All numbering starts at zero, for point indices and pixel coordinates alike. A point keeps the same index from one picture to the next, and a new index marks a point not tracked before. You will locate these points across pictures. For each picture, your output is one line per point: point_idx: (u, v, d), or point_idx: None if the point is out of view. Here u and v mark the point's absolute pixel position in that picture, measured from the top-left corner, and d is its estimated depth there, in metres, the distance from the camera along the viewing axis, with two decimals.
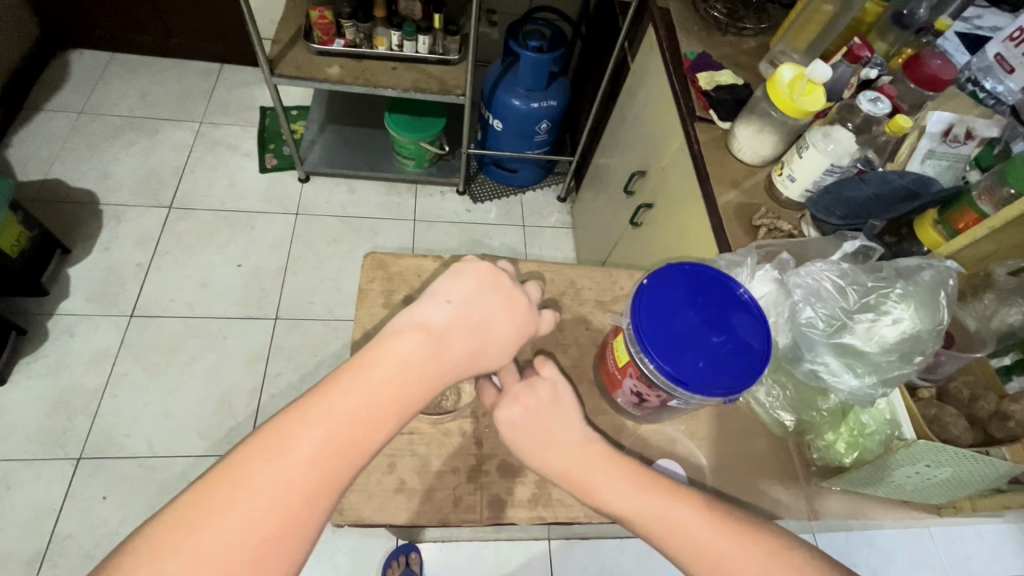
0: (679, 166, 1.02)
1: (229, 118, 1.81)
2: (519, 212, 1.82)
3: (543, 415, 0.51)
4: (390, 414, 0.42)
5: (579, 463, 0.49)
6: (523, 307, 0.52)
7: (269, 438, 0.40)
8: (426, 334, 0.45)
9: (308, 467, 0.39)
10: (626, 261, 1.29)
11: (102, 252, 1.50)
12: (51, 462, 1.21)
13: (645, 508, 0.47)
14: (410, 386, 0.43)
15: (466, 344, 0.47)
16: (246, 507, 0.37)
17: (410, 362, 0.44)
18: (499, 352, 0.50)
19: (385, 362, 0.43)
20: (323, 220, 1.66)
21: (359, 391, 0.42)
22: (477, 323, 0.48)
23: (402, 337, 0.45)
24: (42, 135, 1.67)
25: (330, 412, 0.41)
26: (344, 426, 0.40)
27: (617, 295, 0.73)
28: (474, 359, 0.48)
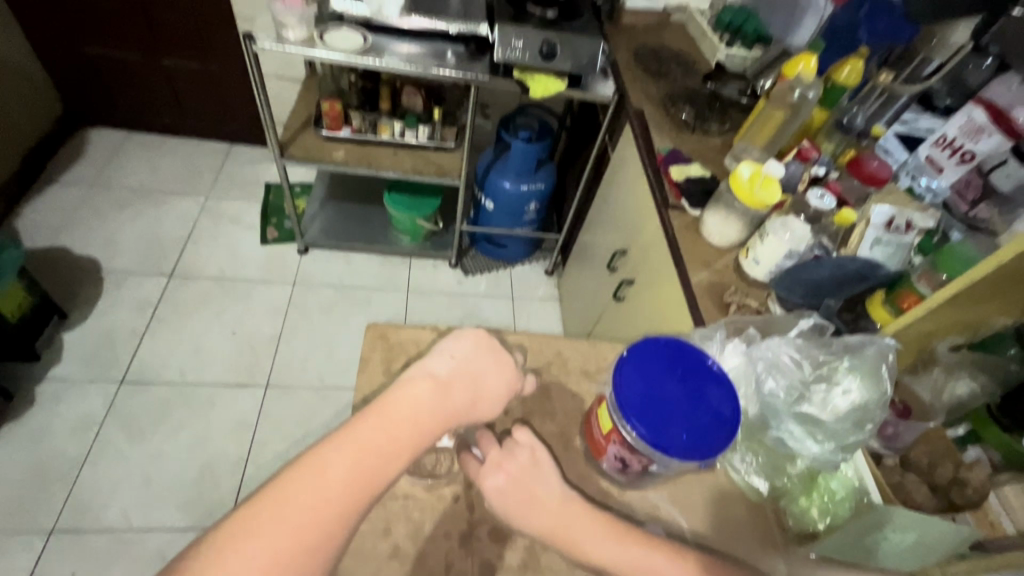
0: (656, 247, 1.12)
1: (235, 192, 1.92)
2: (508, 284, 1.90)
3: (523, 476, 0.56)
4: (406, 449, 0.46)
5: (561, 520, 0.54)
6: (511, 367, 0.57)
7: (298, 468, 0.43)
8: (435, 381, 0.51)
9: (335, 495, 0.42)
10: (610, 334, 1.36)
11: (99, 317, 1.52)
12: (19, 535, 1.16)
13: (625, 559, 0.52)
14: (421, 428, 0.48)
15: (468, 393, 0.52)
16: (271, 539, 0.39)
17: (423, 404, 0.48)
18: (494, 404, 0.54)
19: (401, 403, 0.48)
20: (319, 290, 1.72)
21: (379, 428, 0.46)
22: (476, 375, 0.54)
23: (414, 384, 0.50)
24: (52, 205, 1.74)
25: (353, 445, 0.44)
26: (366, 458, 0.44)
27: (600, 365, 0.78)
28: (475, 407, 0.52)
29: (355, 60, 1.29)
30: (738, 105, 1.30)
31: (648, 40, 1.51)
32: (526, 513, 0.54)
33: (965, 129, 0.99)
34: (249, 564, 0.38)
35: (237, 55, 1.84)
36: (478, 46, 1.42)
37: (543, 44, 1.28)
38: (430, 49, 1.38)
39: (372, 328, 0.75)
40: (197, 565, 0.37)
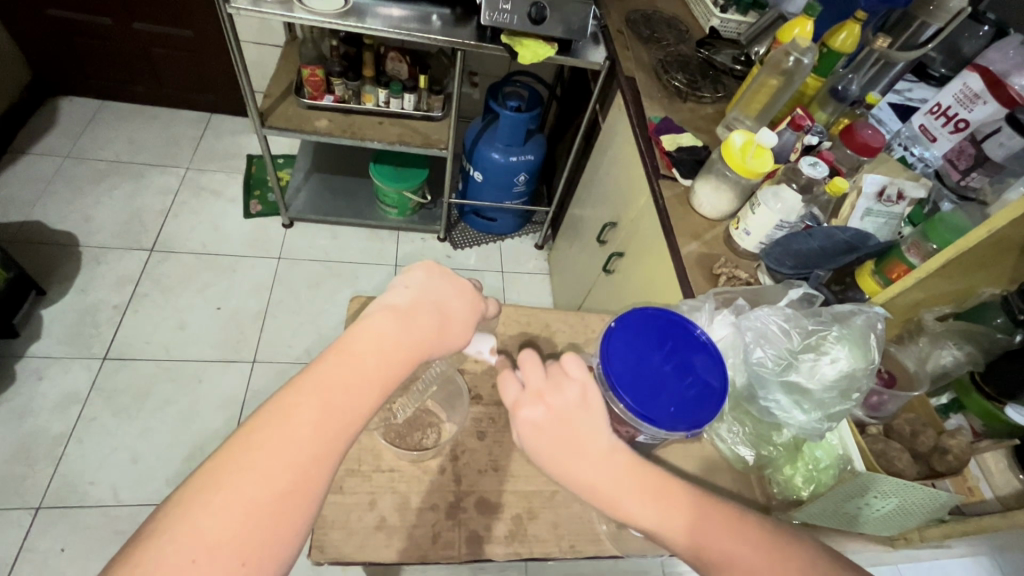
0: (646, 218, 1.10)
1: (216, 165, 1.86)
2: (498, 258, 1.89)
3: (566, 419, 0.51)
4: (378, 380, 0.45)
5: (602, 477, 0.49)
6: (472, 292, 0.56)
7: (264, 416, 0.41)
8: (395, 312, 0.49)
9: (307, 433, 0.41)
10: (600, 307, 1.35)
11: (78, 294, 1.49)
12: (7, 511, 1.16)
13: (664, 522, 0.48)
14: (391, 359, 0.46)
15: (433, 320, 0.50)
16: (246, 483, 0.38)
17: (388, 337, 0.47)
18: (463, 334, 0.53)
19: (363, 338, 0.46)
20: (305, 265, 1.69)
21: (344, 363, 0.44)
22: (438, 302, 0.52)
23: (375, 318, 0.48)
24: (24, 178, 1.68)
25: (319, 384, 0.43)
26: (334, 395, 0.43)
27: (588, 337, 0.78)
28: (443, 333, 0.51)
29: (338, 23, 1.23)
30: (731, 73, 1.27)
31: (640, 5, 1.46)
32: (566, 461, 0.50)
33: (960, 97, 0.98)
34: (223, 514, 0.37)
35: (213, 18, 1.76)
36: (465, 9, 1.37)
37: (531, 7, 1.21)
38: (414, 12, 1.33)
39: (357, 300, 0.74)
40: (169, 522, 0.36)
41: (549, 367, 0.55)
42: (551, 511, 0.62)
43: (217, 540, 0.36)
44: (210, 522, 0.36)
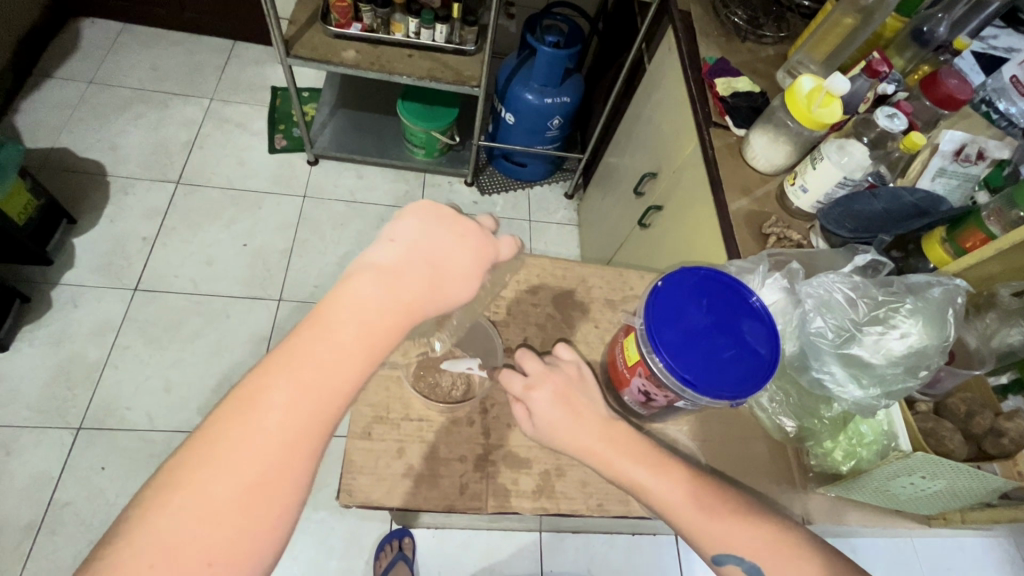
0: (691, 170, 1.03)
1: (241, 97, 1.80)
2: (526, 206, 1.83)
3: (570, 395, 0.55)
4: (358, 357, 0.41)
5: (604, 440, 0.53)
6: (477, 237, 0.49)
7: (235, 402, 0.39)
8: (379, 271, 0.44)
9: (277, 420, 0.39)
10: (634, 262, 1.31)
11: (108, 224, 1.49)
12: (51, 430, 1.22)
13: (663, 484, 0.52)
14: (373, 330, 0.42)
15: (422, 279, 0.45)
16: (216, 476, 0.37)
17: (367, 305, 0.42)
18: (468, 285, 0.48)
19: (340, 309, 0.42)
20: (331, 205, 1.66)
21: (319, 339, 0.41)
22: (429, 257, 0.46)
23: (356, 282, 0.43)
24: (51, 103, 1.65)
25: (290, 364, 0.40)
26: (308, 376, 0.40)
27: (626, 294, 0.74)
28: (439, 290, 0.46)
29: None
30: (798, 10, 1.15)
31: None
32: (557, 436, 0.54)
33: None
34: (187, 512, 0.36)
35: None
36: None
37: None
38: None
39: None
40: (133, 521, 0.36)
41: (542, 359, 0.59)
42: (579, 469, 0.61)
43: (187, 537, 0.35)
44: (177, 519, 0.36)
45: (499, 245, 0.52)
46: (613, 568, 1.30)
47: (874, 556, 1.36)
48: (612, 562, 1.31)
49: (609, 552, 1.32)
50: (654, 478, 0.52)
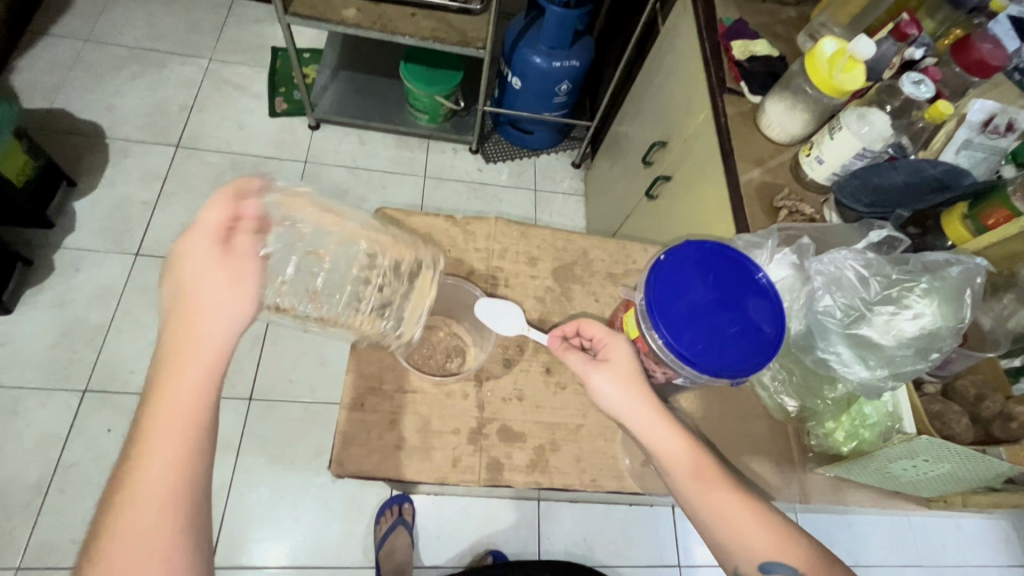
0: (702, 139, 0.99)
1: (240, 57, 1.75)
2: (532, 175, 1.79)
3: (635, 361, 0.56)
4: (189, 391, 0.44)
5: (641, 404, 0.54)
6: (227, 233, 0.48)
7: (116, 482, 0.42)
8: (171, 322, 0.45)
9: (150, 472, 0.42)
10: (641, 235, 1.28)
11: (108, 188, 1.47)
12: (57, 392, 1.23)
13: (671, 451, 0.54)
14: (191, 362, 0.44)
15: (203, 303, 0.46)
16: (117, 545, 0.40)
17: (178, 350, 0.45)
18: (251, 278, 0.47)
19: (159, 367, 0.44)
20: (332, 171, 1.63)
21: (153, 400, 0.44)
22: (202, 281, 0.46)
23: (162, 341, 0.45)
24: (46, 62, 1.61)
25: (145, 427, 0.43)
26: (159, 428, 0.43)
27: (628, 268, 0.72)
28: (220, 297, 0.46)
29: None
30: None
31: None
32: (634, 419, 0.54)
33: None
34: None
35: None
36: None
37: None
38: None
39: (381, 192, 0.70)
40: None
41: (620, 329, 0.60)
42: (574, 444, 0.60)
43: None
44: None
45: (244, 216, 0.49)
46: (610, 536, 1.32)
47: (869, 533, 1.36)
48: (608, 531, 1.32)
49: (606, 521, 1.34)
50: (666, 445, 0.54)
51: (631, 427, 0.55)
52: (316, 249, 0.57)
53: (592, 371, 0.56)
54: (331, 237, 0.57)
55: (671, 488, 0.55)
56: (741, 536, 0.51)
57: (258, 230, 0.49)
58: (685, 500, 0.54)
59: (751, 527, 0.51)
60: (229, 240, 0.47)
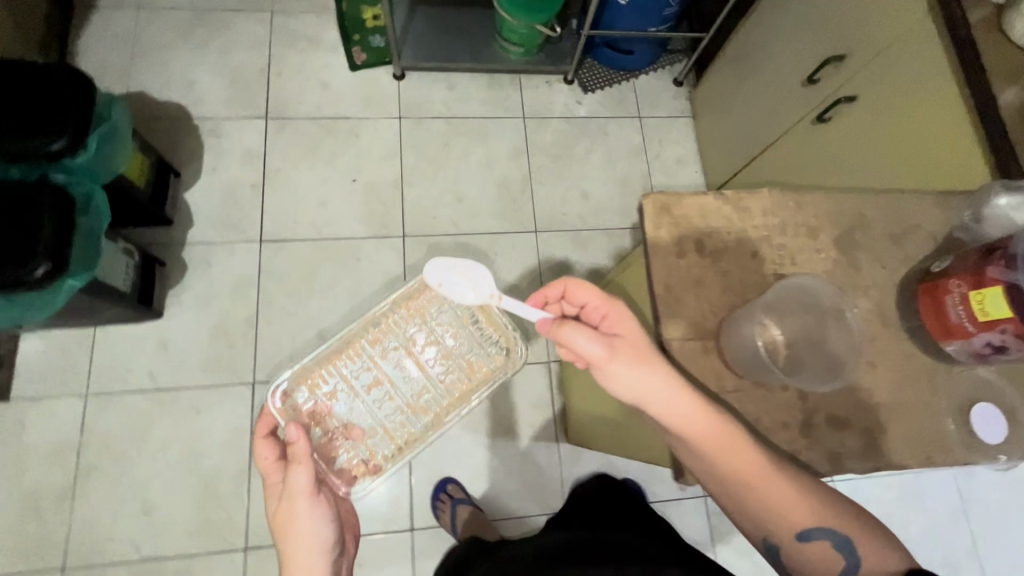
0: (919, 54, 0.88)
1: (302, 5, 1.59)
2: (633, 100, 1.65)
3: (627, 344, 0.57)
4: (307, 527, 0.77)
5: (652, 391, 0.56)
6: (302, 448, 0.77)
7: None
8: (297, 505, 0.77)
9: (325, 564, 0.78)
10: (793, 182, 1.21)
11: (212, 173, 1.41)
12: (229, 387, 1.26)
13: (687, 426, 0.55)
14: (317, 516, 0.78)
15: (306, 485, 0.77)
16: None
17: (308, 512, 0.77)
18: (320, 509, 0.79)
19: (302, 528, 0.78)
20: (430, 124, 1.53)
21: (307, 538, 0.77)
22: (297, 480, 0.77)
23: (291, 513, 0.77)
24: (109, 41, 1.49)
25: (304, 551, 0.77)
26: (309, 548, 0.77)
27: (906, 224, 0.66)
28: (303, 483, 0.77)
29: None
30: None
31: None
32: (661, 407, 0.56)
33: None
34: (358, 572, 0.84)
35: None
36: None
37: None
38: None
39: (417, 287, 1.00)
40: None
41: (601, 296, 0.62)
42: (901, 424, 0.59)
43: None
44: None
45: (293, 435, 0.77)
46: None
47: None
48: None
49: None
50: (681, 425, 0.56)
51: (652, 409, 0.57)
52: (407, 344, 0.99)
53: (613, 358, 0.57)
54: (417, 329, 1.00)
55: (706, 474, 0.57)
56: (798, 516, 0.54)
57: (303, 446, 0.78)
58: (729, 487, 0.56)
59: (799, 515, 0.54)
60: (300, 451, 0.78)
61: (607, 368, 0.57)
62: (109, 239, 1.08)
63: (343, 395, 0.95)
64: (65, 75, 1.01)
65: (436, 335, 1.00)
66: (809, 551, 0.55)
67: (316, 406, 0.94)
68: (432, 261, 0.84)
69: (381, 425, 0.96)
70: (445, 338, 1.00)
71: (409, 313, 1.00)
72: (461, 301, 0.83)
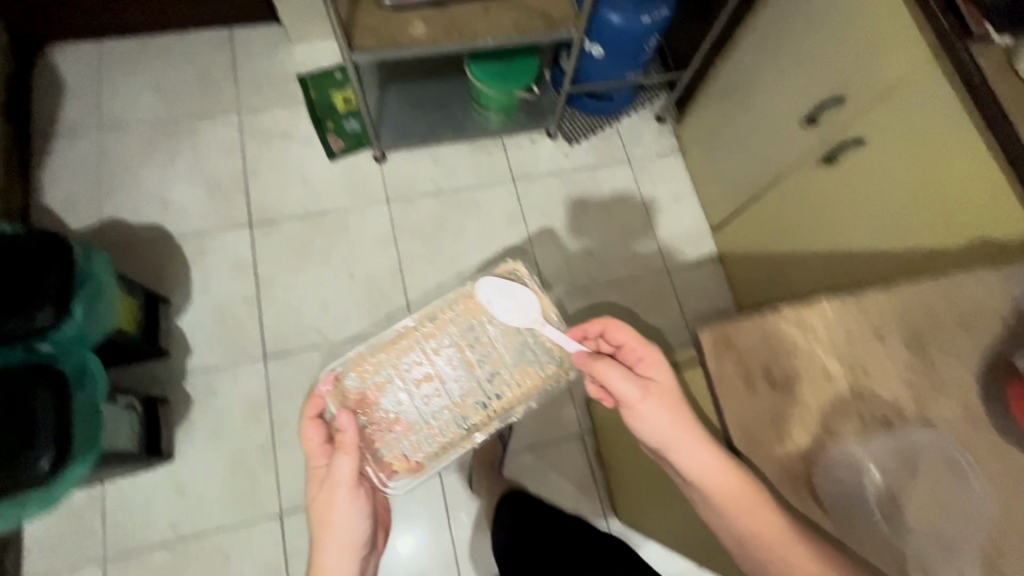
0: (930, 100, 0.87)
1: (269, 100, 1.54)
2: (619, 144, 1.62)
3: (666, 404, 0.69)
4: (350, 499, 0.81)
5: (690, 451, 0.66)
6: (350, 426, 0.80)
7: (321, 554, 0.81)
8: (340, 486, 0.80)
9: (356, 546, 0.82)
10: (801, 255, 1.20)
11: (203, 293, 1.34)
12: (257, 522, 1.19)
13: (727, 496, 0.62)
14: (358, 490, 0.81)
15: (349, 467, 0.80)
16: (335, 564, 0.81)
17: (348, 479, 0.80)
18: (360, 500, 0.82)
19: (333, 509, 0.81)
20: (419, 203, 1.48)
21: (348, 509, 0.81)
22: (344, 456, 0.80)
23: (336, 485, 0.81)
24: (71, 167, 1.41)
25: (335, 525, 0.81)
26: (339, 530, 0.81)
27: (972, 312, 0.69)
28: (342, 463, 0.81)
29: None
30: None
31: None
32: (694, 467, 0.65)
33: None
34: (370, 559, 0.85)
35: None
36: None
37: None
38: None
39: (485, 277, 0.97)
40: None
41: (637, 351, 0.76)
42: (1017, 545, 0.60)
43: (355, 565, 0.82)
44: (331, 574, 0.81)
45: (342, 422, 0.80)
46: None
47: None
48: None
49: None
50: (725, 503, 0.62)
51: (669, 449, 0.68)
52: (460, 343, 0.95)
53: (640, 399, 0.70)
54: (468, 326, 0.96)
55: (743, 551, 0.63)
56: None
57: (347, 441, 0.80)
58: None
59: None
60: (342, 438, 0.80)
61: (637, 405, 0.70)
62: (110, 399, 1.02)
63: (393, 387, 0.92)
64: (43, 241, 0.94)
65: (488, 337, 0.95)
66: None
67: (363, 392, 0.91)
68: (484, 280, 0.96)
69: (426, 420, 0.92)
70: (495, 342, 0.95)
71: (464, 311, 0.96)
72: (506, 318, 0.95)
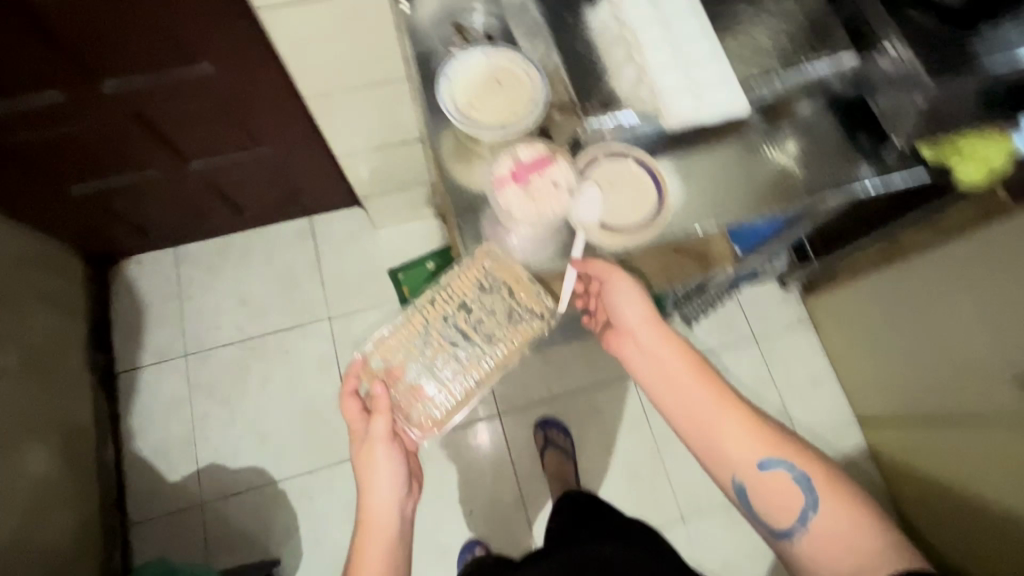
0: None
1: (360, 300, 1.40)
2: (743, 319, 1.45)
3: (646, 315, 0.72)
4: (383, 435, 0.69)
5: (657, 345, 0.70)
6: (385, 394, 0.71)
7: (361, 464, 0.69)
8: (384, 438, 0.69)
9: (394, 474, 0.68)
10: (1014, 524, 1.02)
11: (315, 547, 1.23)
12: None
13: (677, 376, 0.68)
14: (394, 444, 0.70)
15: (387, 416, 0.70)
16: (373, 516, 0.66)
17: (386, 428, 0.70)
18: (398, 455, 0.70)
19: (371, 455, 0.69)
20: (534, 413, 1.35)
21: (389, 460, 0.69)
22: (387, 431, 0.70)
23: (378, 432, 0.69)
24: (160, 403, 1.30)
25: (372, 462, 0.68)
26: (383, 466, 0.68)
27: None
28: (382, 405, 0.71)
29: (648, 237, 0.66)
30: None
31: None
32: (643, 345, 0.71)
33: None
34: (394, 497, 0.67)
35: (303, 124, 1.09)
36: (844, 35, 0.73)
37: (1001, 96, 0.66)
38: (732, 153, 0.77)
39: (468, 258, 0.74)
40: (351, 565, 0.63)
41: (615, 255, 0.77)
42: None
43: (392, 520, 0.66)
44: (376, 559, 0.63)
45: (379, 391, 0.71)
46: None
47: None
48: None
49: None
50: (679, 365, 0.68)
51: (639, 330, 0.72)
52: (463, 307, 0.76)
53: (614, 271, 0.72)
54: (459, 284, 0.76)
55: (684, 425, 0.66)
56: (726, 430, 0.64)
57: (382, 405, 0.71)
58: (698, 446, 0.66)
59: None
60: (378, 399, 0.71)
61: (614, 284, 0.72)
62: None
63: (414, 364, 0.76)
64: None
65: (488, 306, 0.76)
66: (806, 504, 0.60)
67: (390, 368, 0.76)
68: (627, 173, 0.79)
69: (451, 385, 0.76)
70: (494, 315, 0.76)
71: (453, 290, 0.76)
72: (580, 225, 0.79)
